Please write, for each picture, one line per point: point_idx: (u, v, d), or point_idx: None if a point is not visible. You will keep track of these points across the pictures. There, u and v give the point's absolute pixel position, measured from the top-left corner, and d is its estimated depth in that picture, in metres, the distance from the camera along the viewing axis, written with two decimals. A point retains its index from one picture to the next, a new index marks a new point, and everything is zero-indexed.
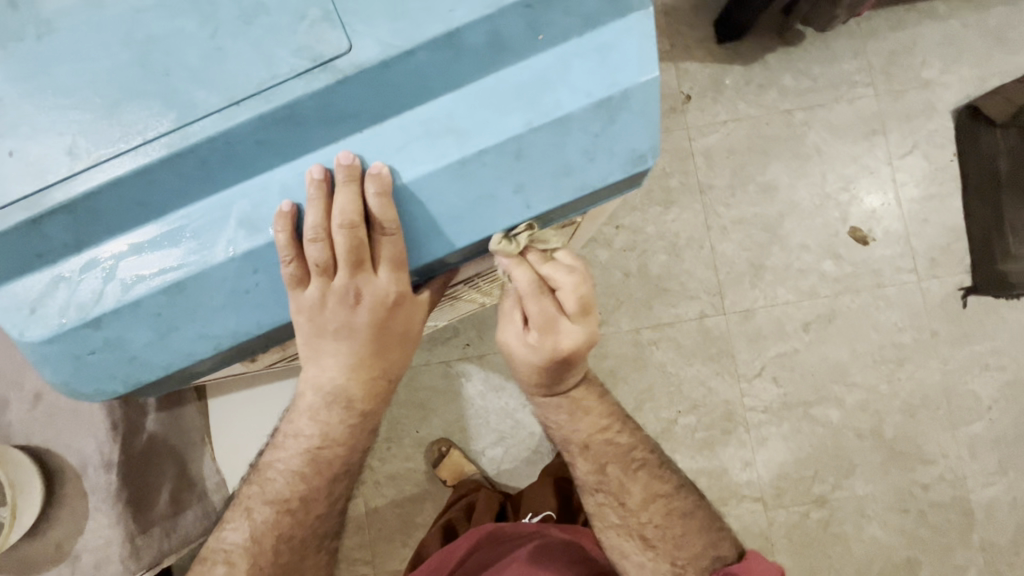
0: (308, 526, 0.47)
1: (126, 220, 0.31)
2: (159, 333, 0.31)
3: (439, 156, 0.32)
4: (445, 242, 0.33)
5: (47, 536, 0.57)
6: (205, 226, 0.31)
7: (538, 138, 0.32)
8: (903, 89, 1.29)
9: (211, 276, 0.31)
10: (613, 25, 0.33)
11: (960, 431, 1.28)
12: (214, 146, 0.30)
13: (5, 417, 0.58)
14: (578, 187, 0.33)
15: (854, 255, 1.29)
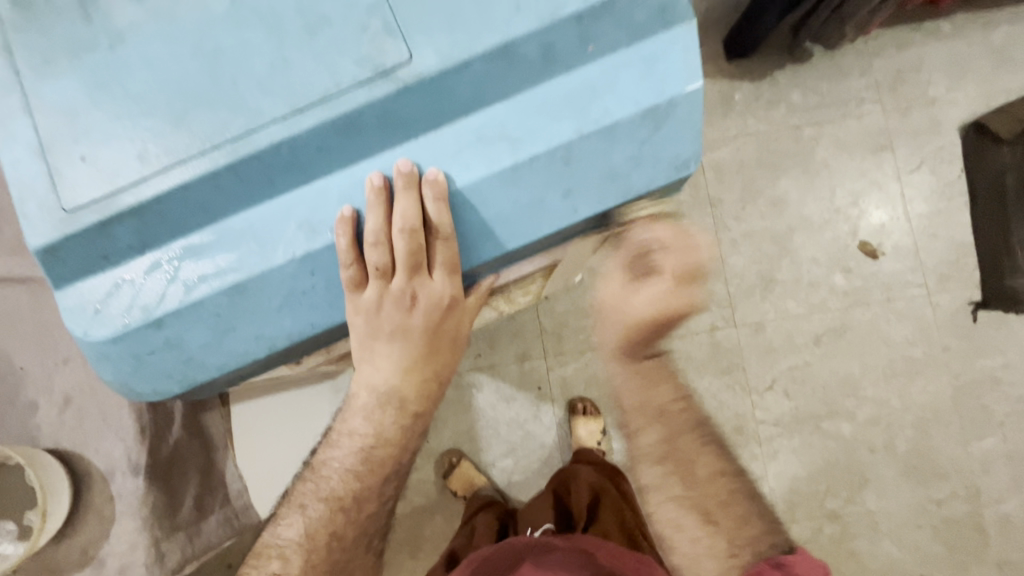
0: (358, 525, 0.52)
1: (189, 224, 0.32)
2: (218, 333, 0.33)
3: (492, 161, 0.33)
4: (495, 245, 0.35)
5: (72, 540, 0.57)
6: (266, 229, 0.32)
7: (586, 145, 0.33)
8: (909, 106, 1.31)
9: (271, 278, 0.32)
10: (659, 37, 0.34)
11: (973, 446, 1.27)
12: (277, 152, 0.31)
13: (34, 420, 0.58)
14: (621, 194, 0.35)
15: (863, 268, 1.30)
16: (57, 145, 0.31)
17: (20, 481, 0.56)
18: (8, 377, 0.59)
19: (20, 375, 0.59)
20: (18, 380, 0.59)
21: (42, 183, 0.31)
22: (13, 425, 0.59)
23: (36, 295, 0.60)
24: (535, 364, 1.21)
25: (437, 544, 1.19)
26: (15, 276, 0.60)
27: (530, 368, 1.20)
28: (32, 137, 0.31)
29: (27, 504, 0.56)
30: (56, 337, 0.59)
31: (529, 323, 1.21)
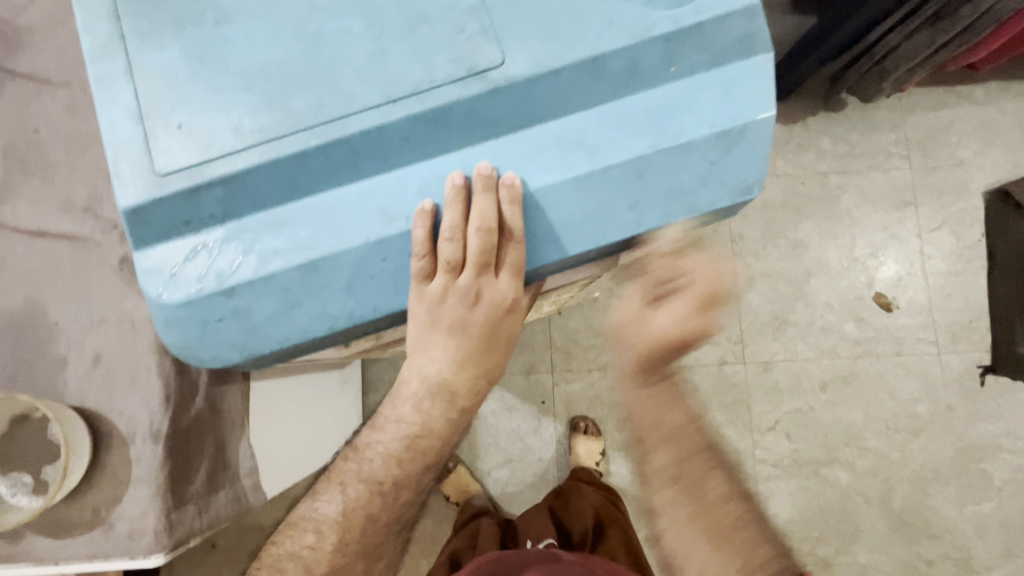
0: (390, 511, 0.53)
1: (269, 198, 0.33)
2: (284, 308, 0.33)
3: (569, 168, 0.34)
4: (558, 249, 0.36)
5: (85, 501, 0.57)
6: (344, 212, 0.33)
7: (659, 160, 0.34)
8: (936, 166, 1.33)
9: (343, 259, 0.33)
10: (738, 64, 0.35)
11: (969, 510, 1.27)
12: (366, 137, 0.32)
13: (63, 376, 0.59)
14: (686, 211, 0.36)
15: (876, 319, 1.32)
16: (155, 111, 0.32)
17: (39, 436, 0.57)
18: (41, 331, 0.60)
19: (53, 330, 0.60)
20: (51, 336, 0.60)
21: (138, 146, 0.32)
22: (40, 379, 0.59)
23: (79, 253, 0.61)
24: (541, 378, 1.21)
25: (422, 547, 1.19)
26: (63, 233, 0.61)
27: (535, 381, 1.21)
28: (131, 101, 0.32)
29: (43, 460, 0.57)
30: (94, 297, 0.60)
31: (539, 336, 1.22)
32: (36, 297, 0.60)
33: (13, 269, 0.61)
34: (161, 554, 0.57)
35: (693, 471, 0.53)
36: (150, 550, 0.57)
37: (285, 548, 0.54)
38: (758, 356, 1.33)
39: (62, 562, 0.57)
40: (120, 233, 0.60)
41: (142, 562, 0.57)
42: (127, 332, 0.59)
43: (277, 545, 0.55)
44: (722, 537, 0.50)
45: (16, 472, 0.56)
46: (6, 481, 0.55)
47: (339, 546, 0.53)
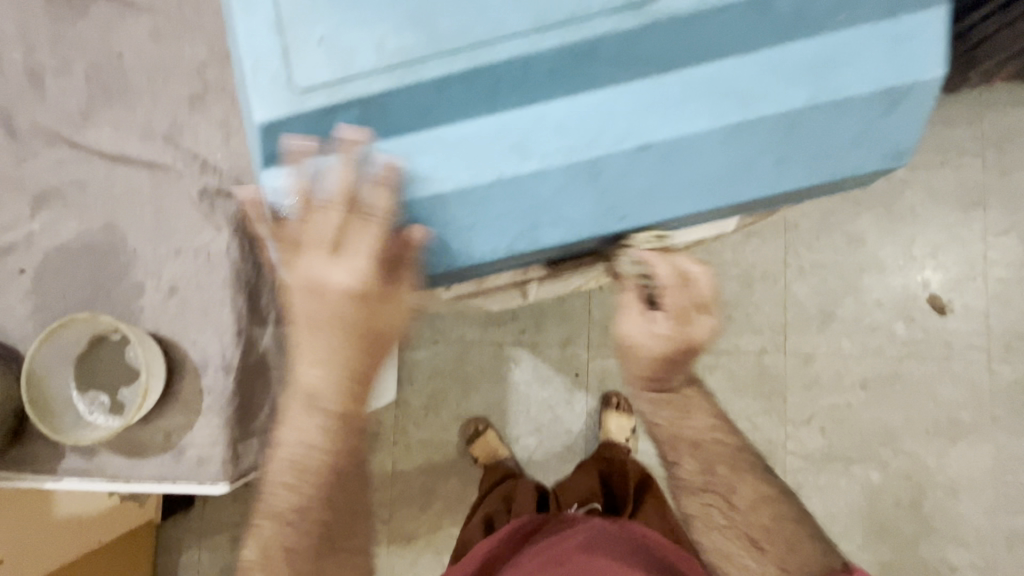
0: (311, 519, 0.47)
1: (405, 125, 0.34)
2: (403, 241, 0.36)
3: (722, 117, 0.33)
4: (687, 207, 0.36)
5: (157, 424, 0.58)
6: (477, 145, 0.34)
7: (815, 116, 0.33)
8: (1011, 167, 1.28)
9: (469, 198, 0.34)
10: (914, 16, 0.33)
11: (1001, 520, 1.25)
12: (509, 69, 0.31)
13: (138, 302, 0.60)
14: (828, 175, 0.36)
15: (927, 321, 1.28)
16: (295, 23, 0.32)
17: (116, 359, 0.58)
18: (119, 255, 0.60)
19: (131, 256, 0.60)
20: (128, 261, 0.60)
21: (277, 59, 0.32)
22: (117, 303, 0.60)
23: (159, 181, 0.60)
24: (576, 351, 1.22)
25: (448, 504, 1.22)
26: (145, 160, 0.60)
27: (570, 354, 1.22)
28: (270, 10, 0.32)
29: (119, 382, 0.58)
30: (171, 226, 0.60)
31: (579, 310, 1.21)
32: (115, 222, 0.60)
33: (94, 193, 0.61)
34: (227, 482, 0.59)
35: (716, 484, 0.57)
36: (217, 478, 0.58)
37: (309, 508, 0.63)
38: (800, 348, 1.31)
39: (132, 481, 0.58)
40: (201, 165, 0.60)
41: (208, 488, 0.59)
42: (203, 264, 0.59)
43: None
44: (763, 534, 0.55)
45: (93, 391, 0.57)
46: (83, 399, 0.57)
47: None
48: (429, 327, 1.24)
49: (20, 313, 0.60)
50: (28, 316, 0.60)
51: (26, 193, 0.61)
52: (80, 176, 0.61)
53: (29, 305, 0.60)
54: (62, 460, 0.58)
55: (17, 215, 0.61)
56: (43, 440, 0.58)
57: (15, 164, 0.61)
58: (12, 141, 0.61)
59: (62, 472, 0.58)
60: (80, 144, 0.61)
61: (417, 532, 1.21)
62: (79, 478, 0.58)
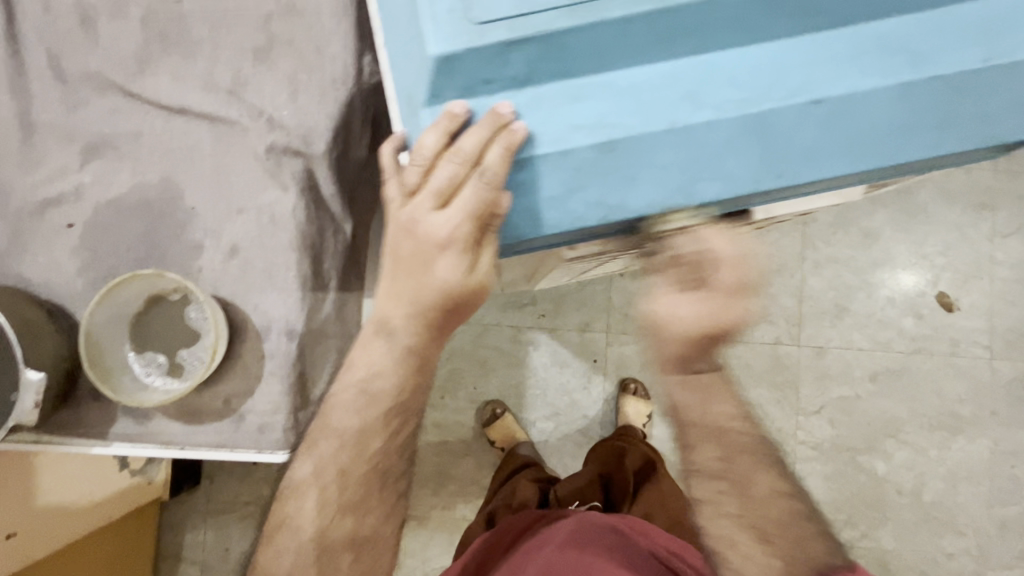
0: (367, 461, 0.59)
1: (583, 65, 0.37)
2: (567, 189, 0.39)
3: (890, 72, 0.36)
4: (848, 163, 0.38)
5: (217, 389, 0.56)
6: (644, 92, 0.37)
7: (979, 77, 0.36)
8: (1021, 171, 1.32)
9: (642, 141, 0.37)
10: None
11: (996, 510, 1.30)
12: (692, 14, 0.36)
13: (197, 262, 0.57)
14: (986, 137, 0.38)
15: (935, 318, 1.32)
16: None
17: (173, 319, 0.56)
18: (176, 213, 0.57)
19: (189, 214, 0.57)
20: (186, 219, 0.57)
21: None
22: (174, 263, 0.57)
23: (222, 137, 0.58)
24: (595, 336, 1.21)
25: (462, 487, 1.21)
26: (207, 113, 0.57)
27: (589, 339, 1.21)
28: None
29: (177, 343, 0.56)
30: (234, 184, 0.57)
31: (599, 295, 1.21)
32: (172, 177, 0.57)
33: (150, 146, 0.58)
34: (286, 451, 0.57)
35: (733, 471, 0.60)
36: (276, 446, 0.57)
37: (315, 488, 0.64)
38: (813, 341, 1.33)
39: (189, 447, 0.56)
40: (267, 121, 0.58)
41: (266, 457, 0.57)
42: (267, 226, 0.57)
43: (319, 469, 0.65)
44: (771, 526, 0.59)
45: (152, 351, 0.56)
46: (143, 359, 0.56)
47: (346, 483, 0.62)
48: None
49: (68, 270, 0.57)
50: (77, 273, 0.57)
51: (75, 143, 0.58)
52: (135, 127, 0.58)
53: (78, 261, 0.57)
54: (112, 423, 0.56)
55: (66, 166, 0.58)
56: (93, 403, 0.55)
57: (65, 112, 0.58)
58: (63, 88, 0.58)
59: (112, 436, 0.56)
60: (136, 94, 0.58)
61: (431, 513, 1.20)
62: (130, 443, 0.56)
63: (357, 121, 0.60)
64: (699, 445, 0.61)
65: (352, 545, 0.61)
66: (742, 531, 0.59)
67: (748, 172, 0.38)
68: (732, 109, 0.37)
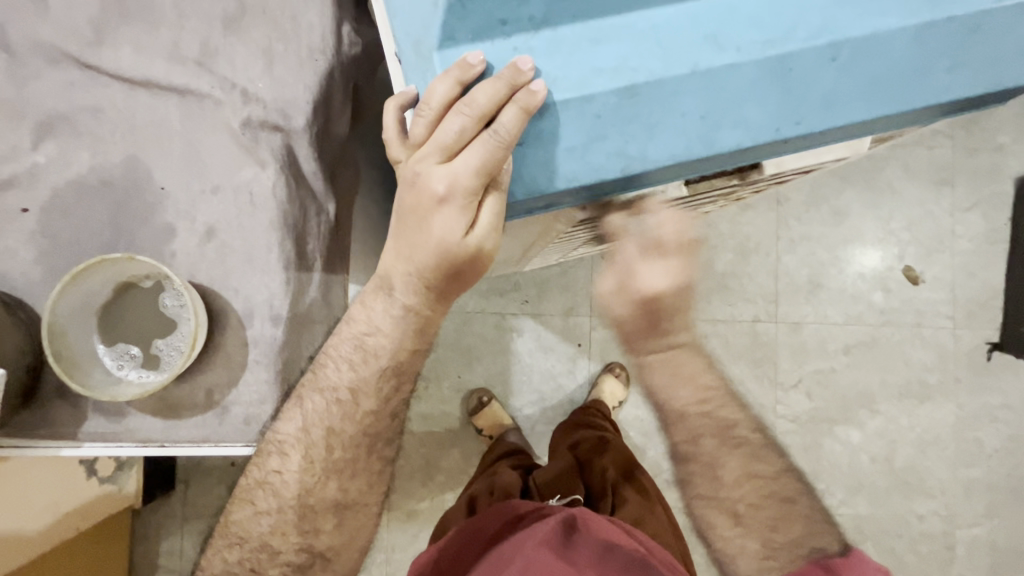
0: (356, 422, 0.57)
1: (592, 3, 0.30)
2: (586, 143, 0.31)
3: (912, 10, 0.30)
4: (862, 109, 0.32)
5: (197, 382, 0.53)
6: (663, 32, 0.30)
7: (1001, 16, 0.31)
8: (977, 148, 1.37)
9: (664, 88, 0.30)
10: None
11: (961, 472, 1.37)
12: None
13: (170, 246, 0.53)
14: (993, 85, 0.33)
15: (902, 291, 1.37)
16: None
17: (145, 309, 0.53)
18: (145, 193, 0.53)
19: (158, 195, 0.53)
20: (155, 200, 0.53)
21: None
22: (144, 249, 0.53)
23: (191, 111, 0.54)
24: (579, 320, 1.22)
25: (450, 478, 1.19)
26: (174, 86, 0.54)
27: (573, 323, 1.22)
28: None
29: (149, 333, 0.53)
30: (206, 162, 0.54)
31: (581, 279, 1.21)
32: (138, 155, 0.53)
33: (111, 122, 0.53)
34: (250, 443, 0.54)
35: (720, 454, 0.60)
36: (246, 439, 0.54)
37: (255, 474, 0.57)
38: (790, 318, 1.37)
39: (169, 444, 0.53)
40: (241, 94, 0.54)
41: (222, 448, 0.54)
42: (245, 206, 0.54)
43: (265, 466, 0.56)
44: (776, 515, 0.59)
45: (123, 343, 0.52)
46: (111, 352, 0.52)
47: (305, 462, 0.56)
48: None
49: (25, 259, 0.52)
50: (35, 262, 0.52)
51: (27, 121, 0.53)
52: (93, 102, 0.53)
53: (35, 250, 0.52)
54: (80, 423, 0.51)
55: (16, 145, 0.53)
56: (60, 401, 0.51)
57: (13, 86, 0.53)
58: (9, 60, 0.53)
59: (82, 437, 0.52)
60: (94, 66, 0.53)
61: (418, 506, 1.18)
62: (104, 443, 0.52)
63: (337, 96, 0.58)
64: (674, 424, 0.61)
65: (337, 507, 0.59)
66: (719, 511, 0.61)
67: (776, 119, 0.31)
68: (753, 51, 0.30)
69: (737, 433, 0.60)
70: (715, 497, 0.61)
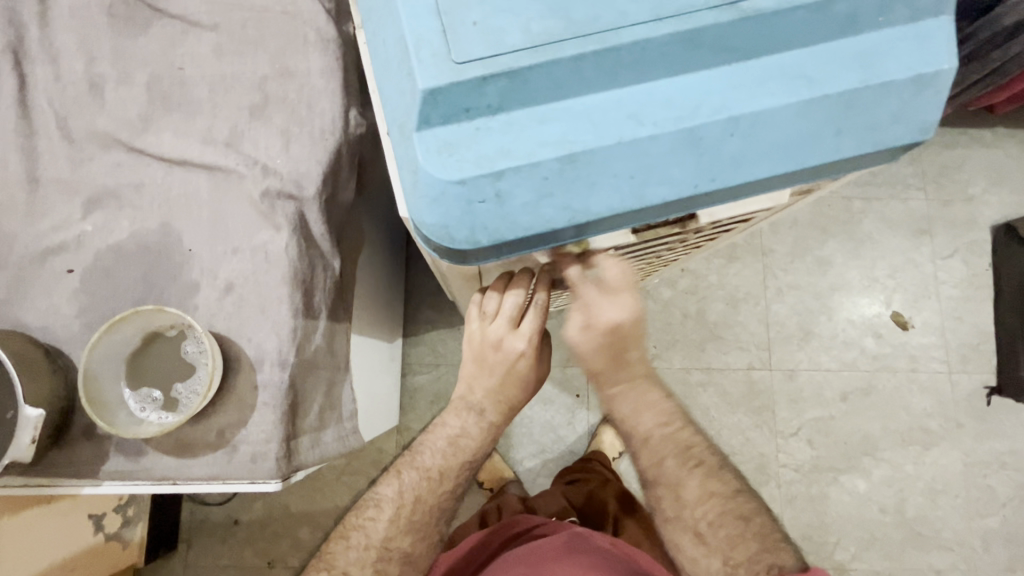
0: (437, 495, 0.71)
1: (542, 96, 0.36)
2: (537, 198, 0.37)
3: (794, 94, 0.38)
4: (767, 166, 0.40)
5: (210, 422, 0.58)
6: (597, 116, 0.37)
7: (867, 94, 0.39)
8: (950, 200, 1.45)
9: (597, 156, 0.37)
10: (927, 22, 0.39)
11: (976, 523, 1.33)
12: (634, 49, 0.36)
13: (194, 300, 0.60)
14: (873, 143, 0.41)
15: (893, 336, 1.40)
16: (452, 8, 0.35)
17: (167, 356, 0.58)
18: (175, 254, 0.61)
19: (186, 256, 0.61)
20: (183, 260, 0.61)
21: (437, 38, 0.35)
22: (172, 303, 0.60)
23: (218, 184, 0.63)
24: (577, 371, 1.28)
25: None
26: (205, 164, 0.63)
27: (571, 374, 1.27)
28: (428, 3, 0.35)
29: (170, 378, 0.58)
30: (229, 227, 0.62)
31: None
32: (171, 222, 0.62)
33: (150, 195, 0.62)
34: (279, 479, 0.58)
35: (666, 475, 0.63)
36: (251, 476, 0.58)
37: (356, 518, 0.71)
38: (784, 365, 1.39)
39: (182, 481, 0.57)
40: (261, 169, 0.63)
41: (235, 485, 0.58)
42: (261, 263, 0.61)
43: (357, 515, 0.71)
44: (727, 543, 0.59)
45: (146, 387, 0.57)
46: (135, 396, 0.57)
47: (394, 516, 0.69)
48: (432, 351, 1.31)
49: (67, 313, 0.59)
50: (75, 316, 0.59)
51: (79, 196, 0.62)
52: (136, 179, 0.63)
53: (76, 305, 0.59)
54: (101, 462, 0.56)
55: (68, 216, 0.61)
56: (86, 441, 0.56)
57: (71, 167, 0.62)
58: (69, 146, 0.63)
59: (103, 475, 0.56)
60: (139, 149, 0.63)
61: None
62: (122, 481, 0.57)
63: (344, 169, 0.67)
64: (640, 450, 0.64)
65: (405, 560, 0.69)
66: (682, 533, 0.62)
67: (692, 176, 0.39)
68: (669, 127, 0.37)
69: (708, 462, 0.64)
70: (680, 518, 0.62)
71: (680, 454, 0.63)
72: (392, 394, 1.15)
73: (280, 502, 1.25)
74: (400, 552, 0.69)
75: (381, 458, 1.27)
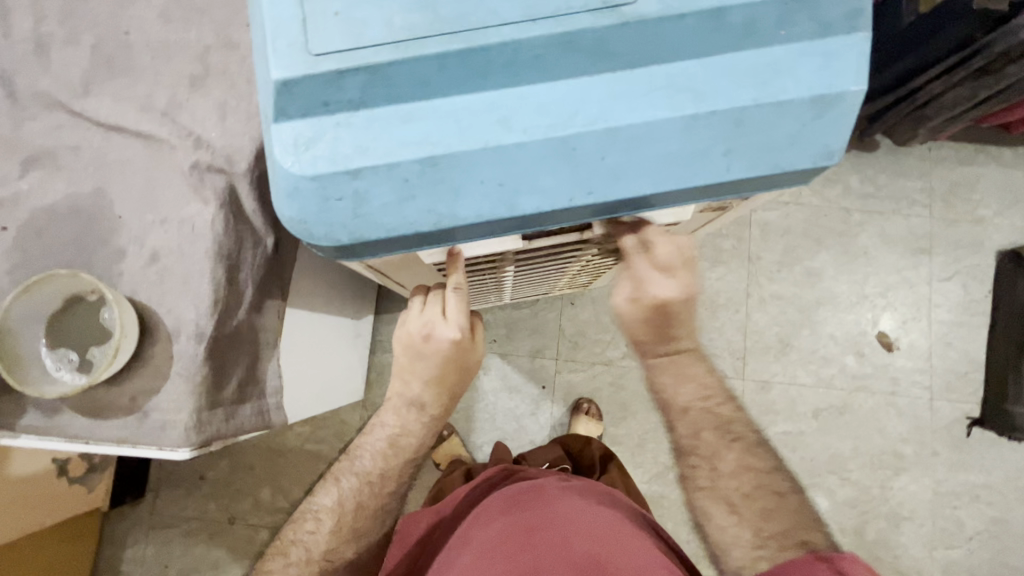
0: (378, 498, 0.72)
1: (404, 93, 0.35)
2: (397, 200, 0.37)
3: (676, 108, 0.36)
4: (650, 181, 0.38)
5: (124, 387, 0.59)
6: (463, 118, 0.35)
7: (759, 113, 0.37)
8: (956, 219, 1.38)
9: (460, 160, 0.36)
10: (839, 38, 0.37)
11: (938, 553, 1.29)
12: (503, 50, 0.34)
13: (119, 267, 0.61)
14: (770, 166, 0.38)
15: (876, 357, 1.36)
16: None
17: (90, 319, 0.61)
18: (104, 219, 0.62)
19: (115, 222, 0.62)
20: (112, 227, 0.62)
21: (295, 25, 0.33)
22: (99, 268, 0.62)
23: (153, 153, 0.63)
24: (545, 363, 1.27)
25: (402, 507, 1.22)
26: (141, 132, 0.63)
27: (539, 365, 1.27)
28: None
29: (90, 341, 0.60)
30: (159, 197, 0.62)
31: (550, 323, 1.28)
32: (104, 187, 0.63)
33: (87, 158, 0.63)
34: (188, 449, 0.60)
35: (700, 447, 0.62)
36: (158, 442, 0.60)
37: (294, 530, 0.72)
38: (758, 375, 1.36)
39: (93, 441, 0.59)
40: (194, 141, 0.63)
41: (144, 450, 0.60)
42: (186, 236, 0.61)
43: (291, 526, 0.73)
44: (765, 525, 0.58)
45: (64, 348, 0.59)
46: (52, 356, 0.59)
47: (335, 527, 0.71)
48: None
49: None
50: (6, 273, 0.61)
51: (18, 154, 0.63)
52: (75, 141, 0.63)
53: (7, 262, 0.61)
54: (15, 415, 0.58)
55: (6, 174, 0.62)
56: (5, 394, 0.58)
57: (12, 125, 0.63)
58: (12, 105, 0.63)
59: (18, 429, 0.58)
60: (79, 112, 0.64)
61: None
62: (36, 436, 0.59)
63: None
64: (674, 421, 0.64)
65: (348, 566, 0.73)
66: (715, 503, 0.61)
67: (567, 188, 0.37)
68: (538, 135, 0.36)
69: (731, 430, 0.62)
70: (714, 488, 0.61)
71: (718, 428, 0.62)
72: (353, 369, 1.16)
73: (243, 463, 1.29)
74: (344, 559, 0.72)
75: (344, 430, 1.29)
